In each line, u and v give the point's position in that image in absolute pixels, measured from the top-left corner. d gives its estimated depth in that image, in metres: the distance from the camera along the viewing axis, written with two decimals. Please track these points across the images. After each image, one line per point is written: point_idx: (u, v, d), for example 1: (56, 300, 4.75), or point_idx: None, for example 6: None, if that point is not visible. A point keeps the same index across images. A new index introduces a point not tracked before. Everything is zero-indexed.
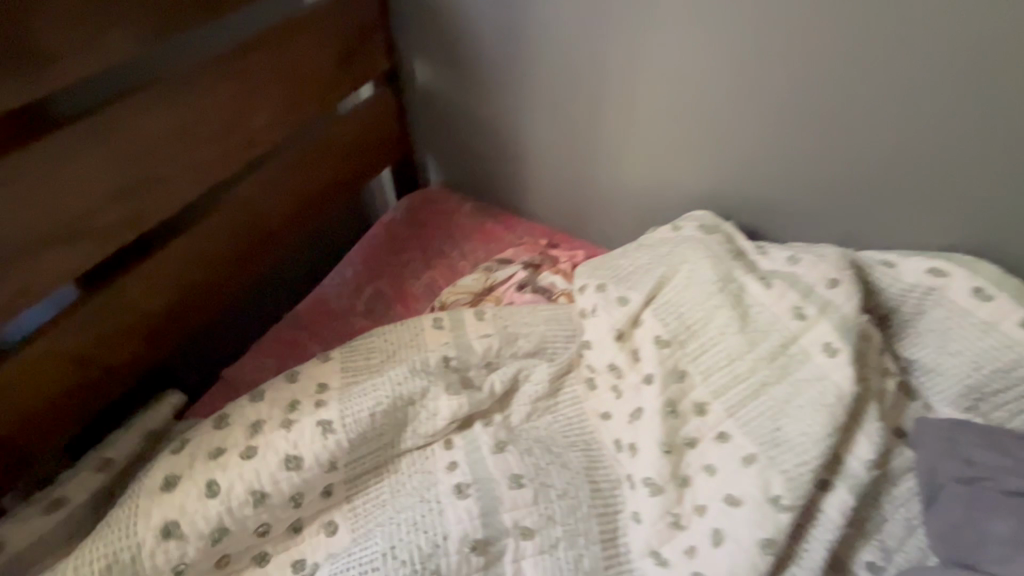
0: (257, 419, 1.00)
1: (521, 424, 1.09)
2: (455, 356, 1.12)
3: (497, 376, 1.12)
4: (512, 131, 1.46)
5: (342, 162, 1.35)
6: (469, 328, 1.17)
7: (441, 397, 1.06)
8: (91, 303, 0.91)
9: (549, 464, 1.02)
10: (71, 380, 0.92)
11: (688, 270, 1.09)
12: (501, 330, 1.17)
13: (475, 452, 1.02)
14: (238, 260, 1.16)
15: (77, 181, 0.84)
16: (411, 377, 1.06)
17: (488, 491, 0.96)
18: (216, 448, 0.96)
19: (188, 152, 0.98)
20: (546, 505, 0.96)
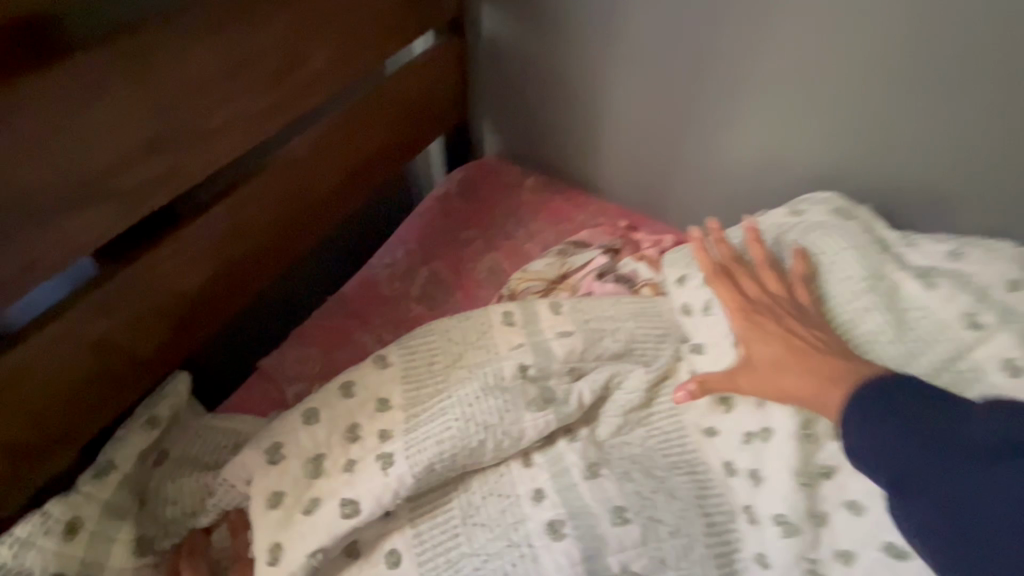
0: (316, 450, 0.86)
1: (610, 442, 0.92)
2: (532, 363, 0.94)
3: (585, 383, 0.94)
4: (595, 94, 1.26)
5: (400, 124, 1.16)
6: (543, 323, 0.99)
7: (525, 412, 0.87)
8: (117, 282, 0.74)
9: (654, 491, 0.85)
10: (95, 371, 0.76)
11: (828, 262, 0.93)
12: (583, 328, 0.98)
13: (564, 477, 0.85)
14: (284, 232, 0.98)
15: (102, 124, 0.66)
16: (485, 395, 0.87)
17: (591, 528, 0.79)
18: (275, 494, 0.83)
19: (237, 99, 0.79)
20: (656, 544, 0.79)
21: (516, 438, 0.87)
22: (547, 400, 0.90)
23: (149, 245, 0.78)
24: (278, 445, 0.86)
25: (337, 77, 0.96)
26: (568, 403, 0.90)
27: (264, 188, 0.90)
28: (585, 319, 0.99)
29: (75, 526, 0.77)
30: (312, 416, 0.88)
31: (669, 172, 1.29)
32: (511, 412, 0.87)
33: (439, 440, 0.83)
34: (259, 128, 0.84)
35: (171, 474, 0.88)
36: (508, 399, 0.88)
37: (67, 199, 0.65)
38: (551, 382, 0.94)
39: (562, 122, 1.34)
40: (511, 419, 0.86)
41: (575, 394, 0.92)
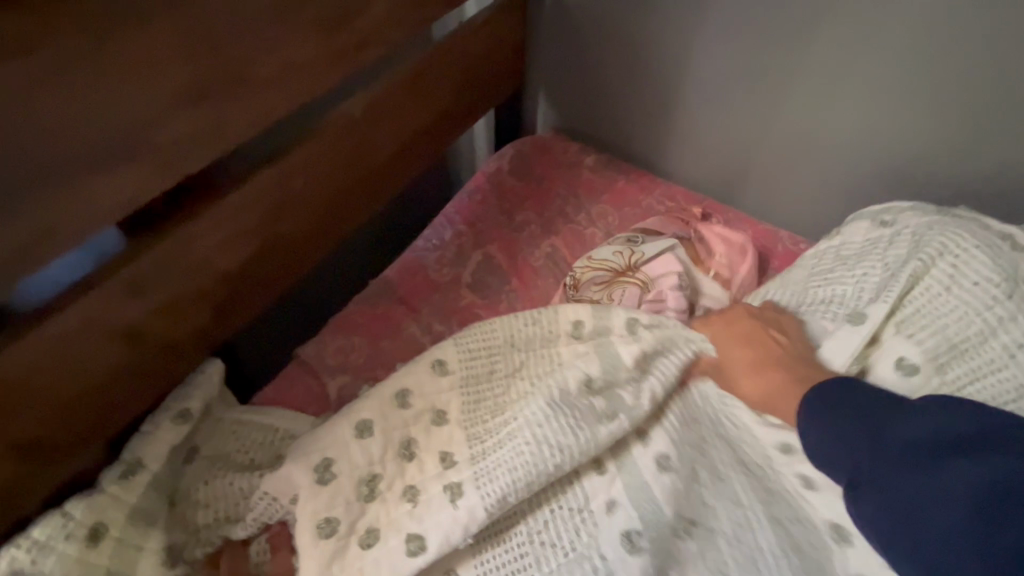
0: (371, 471, 0.77)
1: (688, 448, 0.79)
2: (597, 373, 0.82)
3: (654, 380, 0.82)
4: (674, 63, 1.13)
5: (459, 90, 1.03)
6: (604, 320, 0.89)
7: (597, 427, 0.76)
8: (149, 256, 0.64)
9: (712, 496, 0.75)
10: (124, 359, 0.67)
11: (951, 263, 0.82)
12: (657, 338, 0.87)
13: (635, 483, 0.75)
14: (335, 206, 0.87)
15: (136, 64, 0.55)
16: (558, 413, 0.76)
17: (653, 529, 0.70)
18: (326, 521, 0.73)
19: (287, 44, 0.68)
20: (711, 555, 0.70)
21: (587, 448, 0.74)
22: (612, 406, 0.79)
23: (186, 213, 0.68)
24: (329, 462, 0.76)
25: (398, 29, 0.83)
26: (639, 405, 0.79)
27: (316, 153, 0.79)
28: (653, 321, 0.89)
29: (99, 530, 0.68)
30: (365, 429, 0.78)
31: (752, 154, 1.17)
32: (586, 432, 0.75)
33: (513, 461, 0.72)
34: (308, 83, 0.72)
35: (202, 474, 0.79)
36: (582, 418, 0.76)
37: (92, 154, 0.55)
38: (619, 389, 0.81)
39: (631, 95, 1.20)
40: (586, 433, 0.74)
41: (644, 397, 0.80)
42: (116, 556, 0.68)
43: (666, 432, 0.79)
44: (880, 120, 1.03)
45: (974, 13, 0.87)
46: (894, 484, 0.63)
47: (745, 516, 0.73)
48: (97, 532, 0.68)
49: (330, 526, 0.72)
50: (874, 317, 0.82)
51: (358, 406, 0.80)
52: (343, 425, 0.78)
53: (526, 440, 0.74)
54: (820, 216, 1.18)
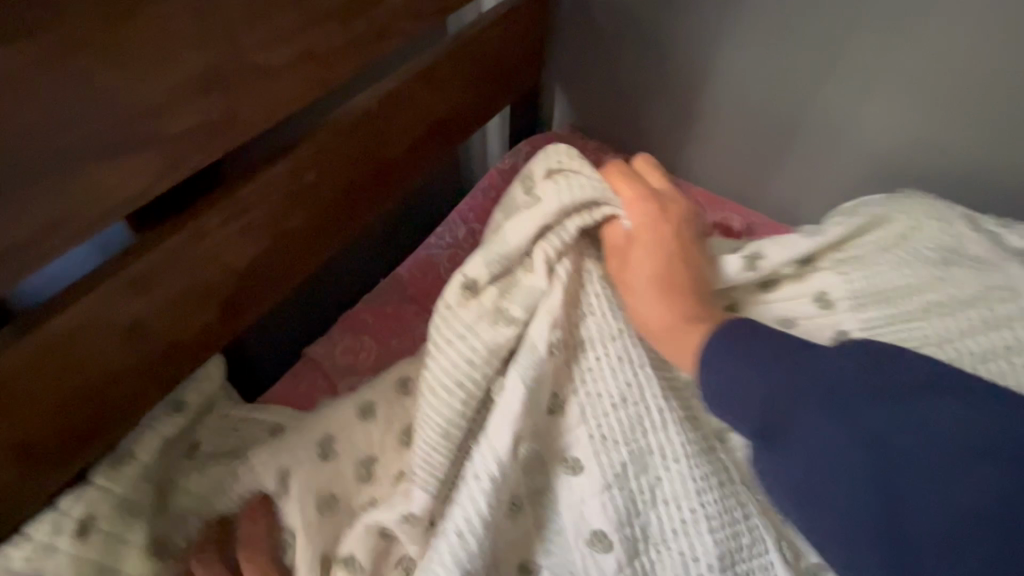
0: (370, 453, 0.78)
1: (615, 376, 0.73)
2: (485, 264, 0.73)
3: (552, 243, 0.74)
4: (698, 61, 1.09)
5: (475, 83, 1.00)
6: (509, 198, 0.80)
7: (483, 329, 0.71)
8: (157, 254, 0.62)
9: (602, 376, 0.73)
10: (128, 360, 0.64)
11: (905, 226, 0.82)
12: (563, 193, 0.75)
13: (532, 365, 0.71)
14: (348, 201, 0.84)
15: (144, 51, 0.52)
16: (450, 330, 0.72)
17: (534, 406, 0.72)
18: (328, 498, 0.74)
19: (301, 34, 0.64)
20: (598, 426, 0.72)
21: (488, 358, 0.71)
22: (512, 298, 0.73)
23: (196, 207, 0.65)
24: (330, 441, 0.76)
25: (414, 18, 0.80)
26: (539, 285, 0.73)
27: (329, 145, 0.76)
28: (556, 175, 0.77)
29: (90, 523, 0.66)
30: (369, 413, 0.79)
31: (775, 154, 1.13)
32: (483, 338, 0.71)
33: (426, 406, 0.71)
34: (322, 74, 0.69)
35: (199, 463, 0.77)
36: (468, 322, 0.71)
37: (98, 148, 0.52)
38: (521, 272, 0.75)
39: (650, 92, 1.17)
40: (469, 341, 0.71)
41: (538, 274, 0.73)
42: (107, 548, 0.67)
43: (585, 292, 0.75)
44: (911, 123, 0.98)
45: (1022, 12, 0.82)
46: (807, 430, 0.51)
47: (630, 396, 0.73)
48: (89, 525, 0.66)
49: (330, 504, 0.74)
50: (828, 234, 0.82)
51: (365, 388, 0.80)
52: (348, 406, 0.78)
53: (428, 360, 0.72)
54: None
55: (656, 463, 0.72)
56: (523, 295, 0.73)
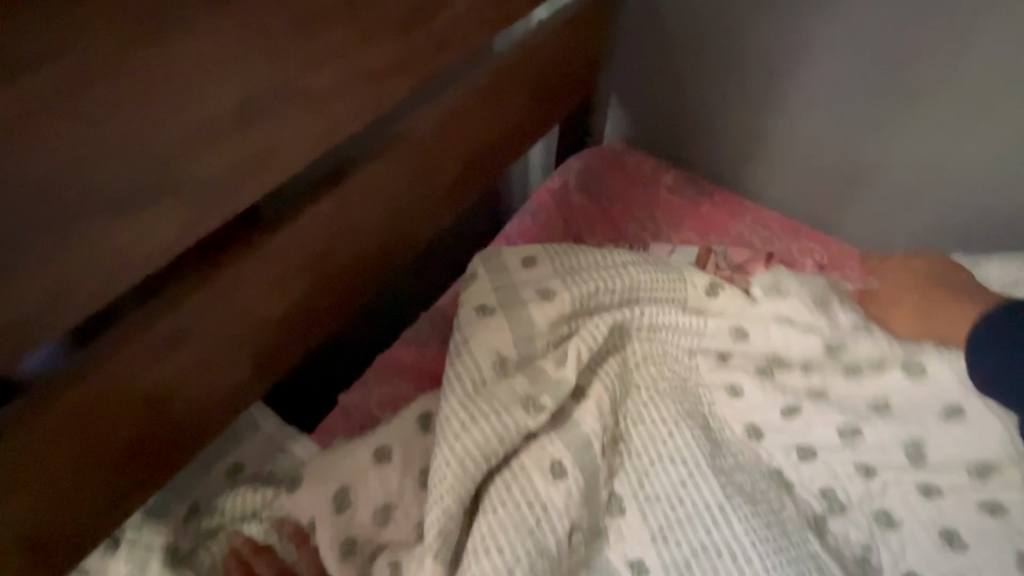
0: (387, 497, 0.67)
1: (667, 437, 0.74)
2: (513, 349, 0.74)
3: (585, 338, 0.77)
4: (780, 72, 0.97)
5: (533, 98, 0.90)
6: (518, 278, 0.80)
7: (517, 412, 0.69)
8: (184, 309, 0.53)
9: (654, 461, 0.73)
10: (148, 430, 0.55)
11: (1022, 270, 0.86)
12: (578, 298, 0.78)
13: (585, 451, 0.71)
14: (396, 234, 0.75)
15: (177, 83, 0.44)
16: (481, 409, 0.68)
17: (591, 497, 0.70)
18: (349, 542, 0.64)
19: (356, 51, 0.55)
20: (659, 525, 0.70)
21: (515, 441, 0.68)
22: (540, 388, 0.72)
23: (225, 253, 0.56)
24: (346, 490, 0.66)
25: (476, 29, 0.70)
26: (567, 376, 0.73)
27: (378, 174, 0.66)
28: (569, 272, 0.81)
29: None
30: (384, 455, 0.69)
31: (863, 178, 1.01)
32: (514, 421, 0.68)
33: (441, 469, 0.65)
34: (379, 95, 0.60)
35: (244, 511, 0.68)
36: (500, 405, 0.69)
37: (116, 189, 0.44)
38: (542, 359, 0.75)
39: (720, 106, 1.05)
40: (504, 421, 0.68)
41: (570, 365, 0.74)
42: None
43: (600, 380, 0.76)
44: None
45: None
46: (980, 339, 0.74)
47: (692, 481, 0.71)
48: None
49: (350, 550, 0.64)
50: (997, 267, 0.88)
51: (377, 429, 0.71)
52: (361, 449, 0.69)
53: (457, 433, 0.66)
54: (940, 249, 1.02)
55: (728, 564, 0.67)
56: (552, 388, 0.73)
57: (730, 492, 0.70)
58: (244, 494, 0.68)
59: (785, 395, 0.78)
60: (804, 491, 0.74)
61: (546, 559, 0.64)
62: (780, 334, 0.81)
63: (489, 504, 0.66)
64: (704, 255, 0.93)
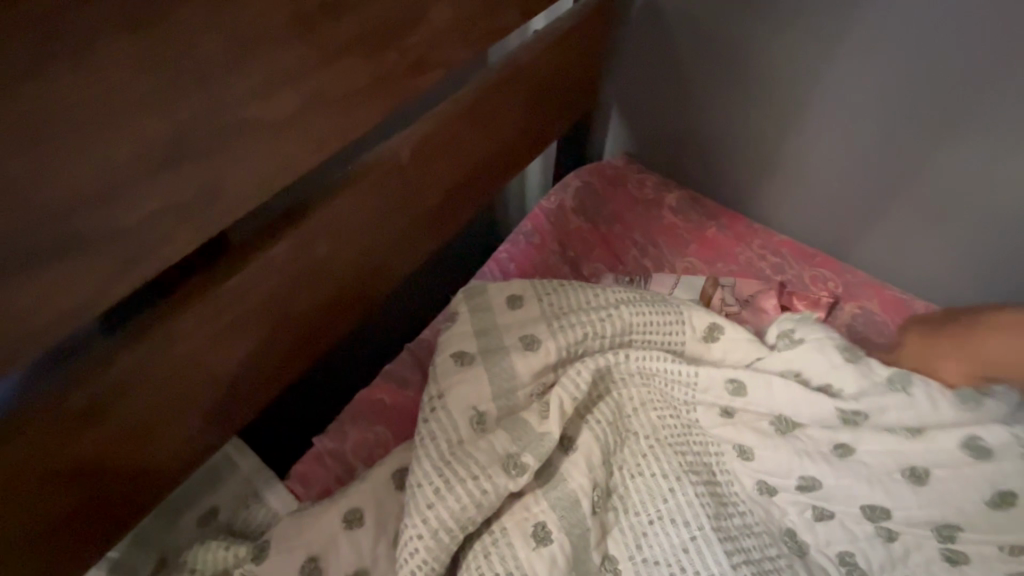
0: (360, 565, 0.60)
1: (664, 500, 0.67)
2: (492, 402, 0.69)
3: (566, 388, 0.70)
4: (787, 89, 0.90)
5: (526, 117, 0.83)
6: (501, 321, 0.75)
7: (495, 474, 0.62)
8: (115, 370, 0.46)
9: (653, 520, 0.66)
10: (78, 506, 0.48)
11: None
12: (564, 346, 0.74)
13: (574, 511, 0.65)
14: (371, 269, 0.68)
15: (87, 126, 0.38)
16: (452, 474, 0.62)
17: (579, 563, 0.64)
18: None
19: (310, 76, 0.49)
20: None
21: (494, 506, 0.62)
22: (521, 444, 0.66)
23: (163, 306, 0.50)
24: (317, 562, 0.60)
25: (459, 46, 0.64)
26: (551, 431, 0.66)
27: (346, 209, 0.60)
28: (555, 316, 0.75)
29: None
30: (355, 519, 0.62)
31: (880, 203, 0.93)
32: (491, 486, 0.62)
33: (411, 542, 0.59)
34: (344, 123, 0.54)
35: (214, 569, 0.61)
36: (477, 467, 0.62)
37: (24, 247, 0.38)
38: (526, 412, 0.69)
39: (727, 124, 0.98)
40: (482, 486, 0.61)
41: (552, 418, 0.67)
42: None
43: (590, 430, 0.70)
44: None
45: None
46: None
47: (695, 546, 0.64)
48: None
49: None
50: None
51: (349, 489, 0.64)
52: (330, 512, 0.62)
53: (430, 501, 0.60)
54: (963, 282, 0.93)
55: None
56: (534, 445, 0.66)
57: (738, 561, 0.64)
58: (215, 549, 0.61)
59: (802, 459, 0.72)
60: (818, 554, 0.69)
61: None
62: (784, 384, 0.74)
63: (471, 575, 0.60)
64: (710, 289, 0.87)
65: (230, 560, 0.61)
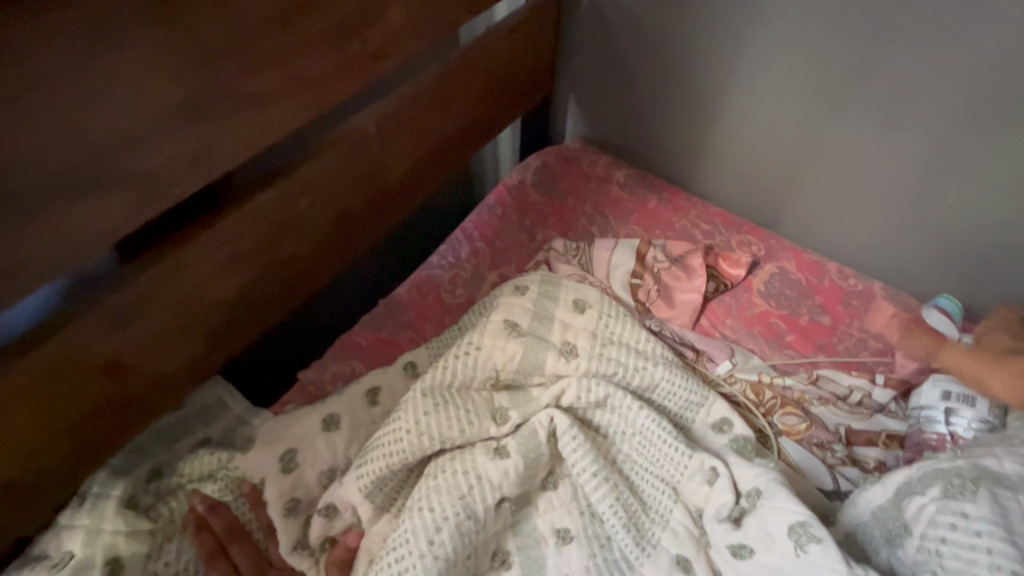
0: (333, 462, 0.74)
1: (614, 435, 0.77)
2: (514, 373, 0.79)
3: (577, 388, 0.77)
4: (716, 76, 1.03)
5: (484, 99, 0.96)
6: (560, 314, 0.84)
7: (482, 419, 0.74)
8: (134, 285, 0.59)
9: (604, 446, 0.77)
10: (102, 400, 0.62)
11: None
12: (586, 372, 0.79)
13: (531, 440, 0.73)
14: (346, 223, 0.81)
15: (124, 90, 0.51)
16: (446, 403, 0.74)
17: (529, 477, 0.73)
18: (292, 502, 0.71)
19: (287, 60, 0.62)
20: (587, 501, 0.74)
21: (474, 438, 0.73)
22: (513, 403, 0.77)
23: (182, 230, 0.64)
24: (294, 453, 0.73)
25: (416, 38, 0.77)
26: (542, 399, 0.77)
27: (325, 168, 0.73)
28: (607, 324, 0.83)
29: (95, 531, 0.65)
30: (333, 423, 0.76)
31: (797, 175, 1.06)
32: (475, 423, 0.73)
33: (397, 433, 0.71)
34: (316, 97, 0.67)
35: (202, 473, 0.74)
36: (470, 405, 0.75)
37: (68, 187, 0.51)
38: (532, 387, 0.80)
39: (666, 108, 1.11)
40: (469, 419, 0.73)
41: (550, 390, 0.77)
42: (110, 558, 0.65)
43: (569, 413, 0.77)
44: (936, 151, 0.92)
45: None
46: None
47: (627, 459, 0.76)
48: (97, 531, 0.65)
49: (292, 510, 0.71)
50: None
51: (329, 399, 0.77)
52: (312, 416, 0.75)
53: (427, 409, 0.72)
54: (867, 245, 1.07)
55: (643, 534, 0.71)
56: (523, 406, 0.77)
57: (659, 478, 0.74)
58: (202, 457, 0.74)
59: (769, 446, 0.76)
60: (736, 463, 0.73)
61: (475, 523, 0.67)
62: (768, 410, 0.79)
63: (435, 471, 0.70)
64: (644, 248, 0.99)
65: (214, 464, 0.74)
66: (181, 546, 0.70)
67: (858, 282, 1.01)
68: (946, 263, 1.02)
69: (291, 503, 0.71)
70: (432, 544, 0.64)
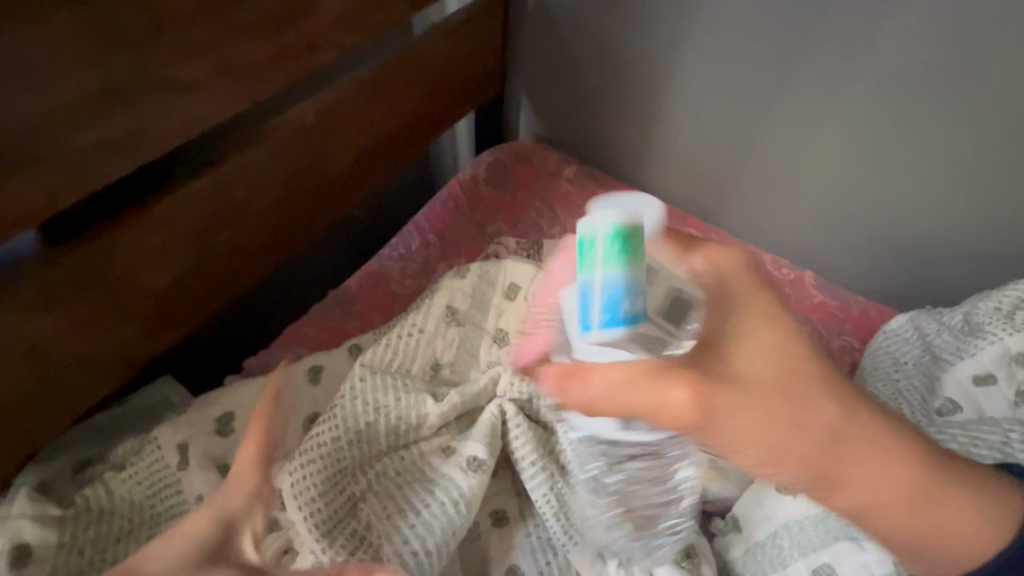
0: None
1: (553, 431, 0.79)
2: (454, 356, 0.83)
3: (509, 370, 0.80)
4: (654, 76, 1.08)
5: (430, 93, 0.98)
6: (494, 300, 0.87)
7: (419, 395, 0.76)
8: (64, 268, 0.60)
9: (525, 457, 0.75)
10: (29, 384, 0.62)
11: (926, 355, 0.84)
12: None
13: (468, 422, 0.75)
14: (290, 211, 0.82)
15: (43, 70, 0.51)
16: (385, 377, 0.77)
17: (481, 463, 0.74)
18: (222, 468, 0.74)
19: (218, 46, 0.63)
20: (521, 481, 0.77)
21: (413, 412, 0.75)
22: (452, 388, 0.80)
23: (115, 216, 0.63)
24: (230, 416, 0.78)
25: (354, 31, 0.79)
26: (480, 382, 0.79)
27: (264, 157, 0.74)
28: None
29: (6, 518, 0.66)
30: None
31: (732, 171, 1.12)
32: (412, 395, 0.76)
33: (336, 405, 0.74)
34: (251, 85, 0.68)
35: (123, 461, 0.75)
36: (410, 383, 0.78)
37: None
38: (473, 373, 0.82)
39: (610, 106, 1.16)
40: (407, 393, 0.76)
41: (487, 373, 0.80)
42: (18, 542, 0.65)
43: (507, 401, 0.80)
44: (852, 149, 0.99)
45: (954, 33, 0.83)
46: None
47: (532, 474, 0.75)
48: (8, 517, 0.66)
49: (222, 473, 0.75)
50: (960, 363, 0.80)
51: (272, 373, 0.82)
52: (252, 387, 0.80)
53: (363, 377, 0.76)
54: (799, 238, 1.13)
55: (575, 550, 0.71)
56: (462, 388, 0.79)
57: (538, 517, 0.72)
58: (125, 444, 0.76)
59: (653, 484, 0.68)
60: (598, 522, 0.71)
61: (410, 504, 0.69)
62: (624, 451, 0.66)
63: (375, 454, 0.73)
64: None
65: (134, 452, 0.75)
66: (98, 534, 0.69)
67: (790, 271, 1.07)
68: (868, 255, 1.09)
69: (223, 464, 0.75)
70: (415, 553, 0.66)
